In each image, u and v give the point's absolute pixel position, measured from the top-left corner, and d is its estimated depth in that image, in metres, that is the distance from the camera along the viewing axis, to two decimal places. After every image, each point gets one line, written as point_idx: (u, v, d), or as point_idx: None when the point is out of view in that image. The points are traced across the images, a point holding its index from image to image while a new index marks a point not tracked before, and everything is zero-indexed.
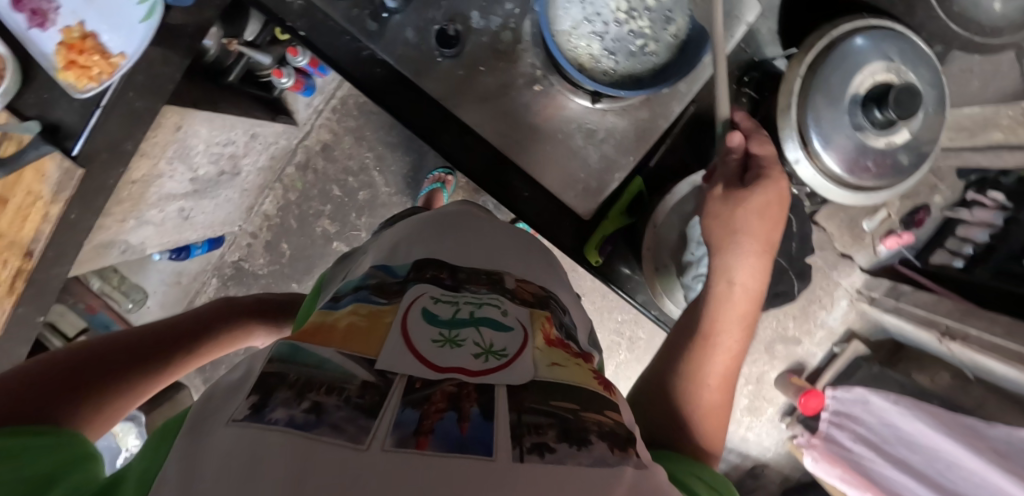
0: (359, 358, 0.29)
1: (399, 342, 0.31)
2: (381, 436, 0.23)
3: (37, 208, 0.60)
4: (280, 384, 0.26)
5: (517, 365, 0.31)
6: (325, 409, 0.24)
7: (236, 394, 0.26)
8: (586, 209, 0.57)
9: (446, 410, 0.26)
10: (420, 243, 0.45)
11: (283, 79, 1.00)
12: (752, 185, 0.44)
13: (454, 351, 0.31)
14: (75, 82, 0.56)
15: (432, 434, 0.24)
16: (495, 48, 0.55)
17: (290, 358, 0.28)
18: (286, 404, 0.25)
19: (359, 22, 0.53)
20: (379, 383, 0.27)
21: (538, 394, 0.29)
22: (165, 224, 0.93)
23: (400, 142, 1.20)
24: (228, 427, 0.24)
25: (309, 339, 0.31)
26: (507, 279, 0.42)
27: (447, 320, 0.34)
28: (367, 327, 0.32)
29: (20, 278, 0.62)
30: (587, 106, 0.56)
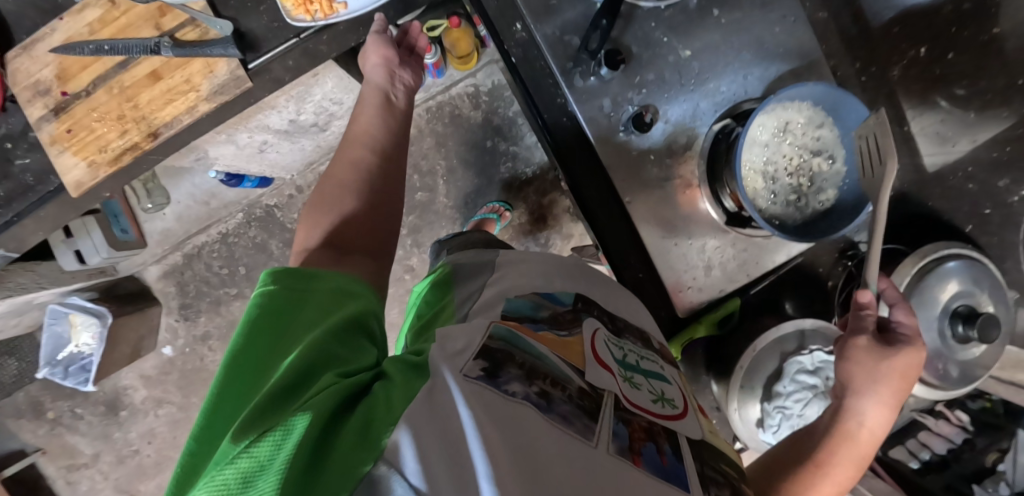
0: (571, 366, 0.31)
1: (600, 366, 0.33)
2: (605, 439, 0.27)
3: (186, 97, 0.60)
4: (509, 361, 0.29)
5: (688, 421, 0.34)
6: (553, 398, 0.28)
7: (461, 345, 0.30)
8: (686, 307, 0.63)
9: (646, 440, 0.28)
10: (572, 275, 0.45)
11: None
12: (897, 347, 0.50)
13: (637, 391, 0.33)
14: (292, 8, 0.58)
15: (643, 457, 0.27)
16: (669, 144, 0.61)
17: (511, 341, 0.30)
18: (518, 380, 0.28)
19: (569, 74, 0.59)
20: (591, 393, 0.30)
21: (710, 456, 0.32)
22: (244, 149, 0.92)
23: (474, 163, 1.24)
24: (465, 380, 0.26)
25: (516, 327, 0.33)
26: (653, 342, 0.44)
27: (624, 362, 0.36)
28: (565, 342, 0.33)
29: (130, 154, 0.60)
30: (716, 219, 0.62)
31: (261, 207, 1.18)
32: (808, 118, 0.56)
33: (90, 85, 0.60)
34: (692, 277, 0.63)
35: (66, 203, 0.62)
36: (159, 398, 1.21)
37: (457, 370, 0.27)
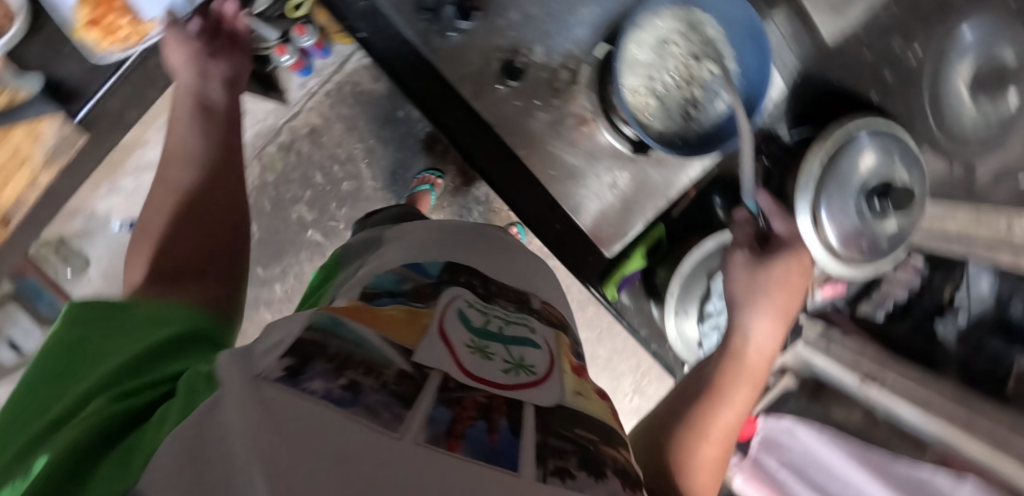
0: (398, 347, 0.32)
1: (438, 342, 0.34)
2: (415, 429, 0.25)
3: None
4: (318, 355, 0.29)
5: (546, 386, 0.36)
6: (362, 390, 0.26)
7: (274, 354, 0.29)
8: (612, 246, 0.61)
9: (476, 418, 0.28)
10: (448, 249, 0.49)
11: (284, 56, 0.98)
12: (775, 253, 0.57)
13: (486, 361, 0.35)
14: None
15: (463, 439, 0.26)
16: (552, 84, 0.57)
17: (329, 330, 0.33)
18: (324, 377, 0.27)
19: (425, 37, 0.53)
20: (415, 374, 0.30)
21: (562, 420, 0.33)
22: (135, 194, 0.86)
23: (393, 138, 1.18)
24: (261, 383, 0.26)
25: (354, 317, 0.35)
26: (532, 302, 0.48)
27: (478, 327, 0.39)
28: (405, 319, 0.36)
29: None
30: (625, 151, 0.59)
31: None
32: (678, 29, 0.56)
33: None
34: (609, 214, 0.61)
35: None
36: None
37: (259, 374, 0.27)
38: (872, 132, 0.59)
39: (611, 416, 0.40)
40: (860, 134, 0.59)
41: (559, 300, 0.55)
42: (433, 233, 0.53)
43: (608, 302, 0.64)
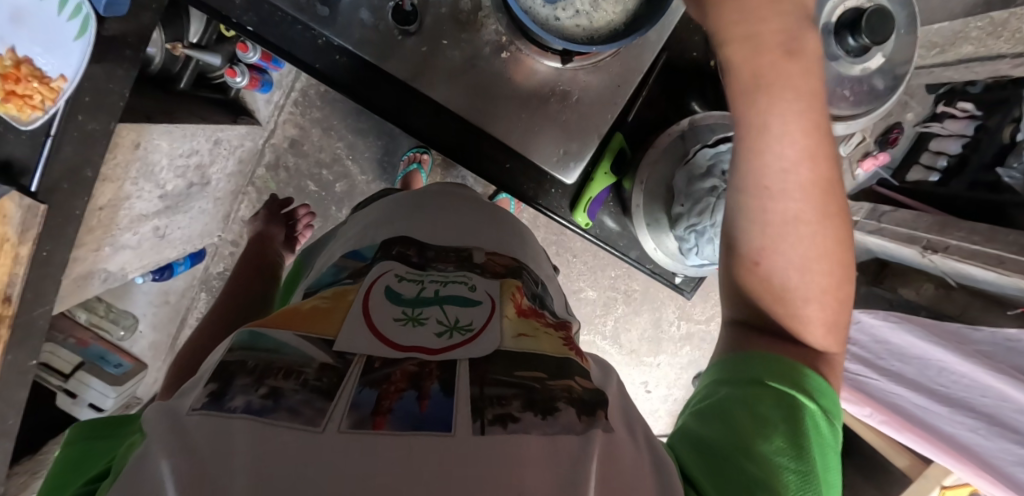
0: (317, 340, 0.32)
1: (352, 322, 0.34)
2: (339, 418, 0.26)
3: (5, 251, 0.58)
4: (239, 371, 0.29)
5: (483, 338, 0.34)
6: (283, 393, 0.27)
7: (198, 389, 0.30)
8: (570, 172, 0.58)
9: (405, 390, 0.28)
10: (383, 227, 0.51)
11: (237, 78, 0.92)
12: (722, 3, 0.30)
13: (416, 329, 0.35)
14: (19, 113, 0.55)
15: (389, 415, 0.26)
16: (456, 18, 0.54)
17: (248, 345, 0.32)
18: (245, 390, 0.27)
19: (310, 9, 0.51)
20: (337, 363, 0.30)
21: (501, 366, 0.32)
22: (142, 245, 0.91)
23: (370, 127, 1.17)
24: (189, 415, 0.27)
25: (271, 323, 0.34)
26: (473, 256, 0.47)
27: (409, 298, 0.38)
28: (324, 309, 0.36)
29: (3, 325, 0.62)
30: (559, 67, 0.55)
31: (215, 277, 1.21)
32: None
33: None
34: (561, 136, 0.57)
35: None
36: None
37: (188, 407, 0.28)
38: None
39: (565, 347, 0.39)
40: None
41: (522, 244, 0.55)
42: (373, 222, 0.53)
43: (584, 229, 0.63)
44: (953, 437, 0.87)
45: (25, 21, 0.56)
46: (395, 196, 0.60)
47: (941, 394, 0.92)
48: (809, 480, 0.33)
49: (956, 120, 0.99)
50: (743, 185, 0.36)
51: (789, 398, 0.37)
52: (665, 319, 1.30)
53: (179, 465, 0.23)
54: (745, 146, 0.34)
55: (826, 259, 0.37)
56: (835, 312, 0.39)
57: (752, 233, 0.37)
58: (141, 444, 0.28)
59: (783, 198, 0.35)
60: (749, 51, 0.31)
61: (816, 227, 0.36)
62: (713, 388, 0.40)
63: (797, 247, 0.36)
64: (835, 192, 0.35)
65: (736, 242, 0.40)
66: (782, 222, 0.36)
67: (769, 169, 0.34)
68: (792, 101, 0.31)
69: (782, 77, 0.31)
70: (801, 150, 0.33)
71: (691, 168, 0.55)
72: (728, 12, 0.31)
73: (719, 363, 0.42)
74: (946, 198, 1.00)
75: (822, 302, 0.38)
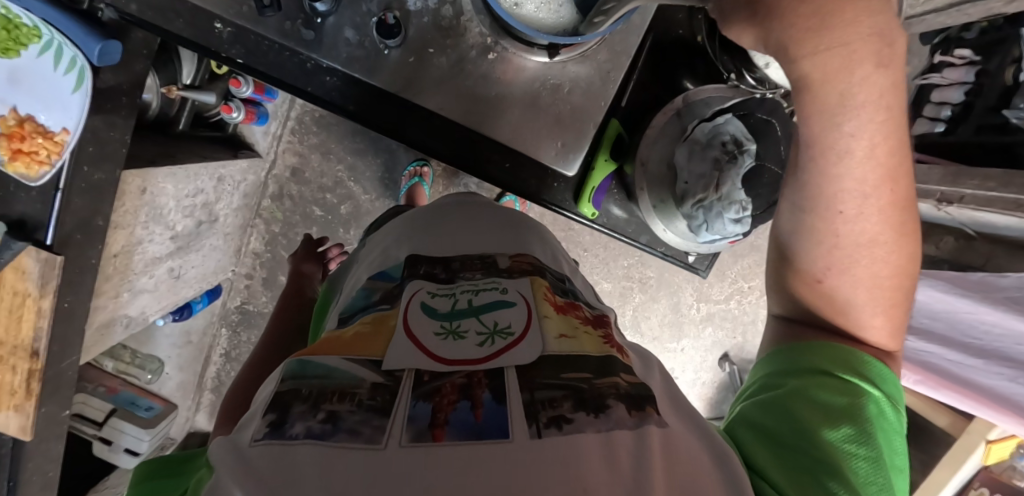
0: (365, 361, 0.32)
1: (392, 336, 0.35)
2: (398, 433, 0.26)
3: (28, 306, 0.60)
4: (295, 399, 0.29)
5: (526, 343, 0.34)
6: (340, 416, 0.27)
7: (256, 421, 0.30)
8: (568, 162, 0.58)
9: (458, 401, 0.28)
10: (409, 240, 0.51)
11: (234, 114, 0.92)
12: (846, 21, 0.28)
13: (457, 340, 0.34)
14: (27, 170, 0.56)
15: (447, 426, 0.26)
16: (439, 25, 0.54)
17: (298, 373, 0.32)
18: (303, 417, 0.28)
19: (295, 34, 0.52)
20: (387, 381, 0.30)
21: (548, 369, 0.32)
22: (158, 288, 0.93)
23: (367, 146, 1.17)
24: (253, 445, 0.27)
25: (316, 352, 0.35)
26: (498, 261, 0.47)
27: (445, 312, 0.38)
28: (369, 329, 0.37)
29: (34, 379, 0.63)
30: (546, 62, 0.55)
31: (234, 311, 1.23)
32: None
33: None
34: (557, 130, 0.57)
35: (35, 444, 0.68)
36: None
37: (250, 438, 0.28)
38: None
39: (605, 344, 0.38)
40: None
41: (542, 244, 0.55)
42: (397, 237, 0.54)
43: (591, 219, 0.64)
44: (990, 388, 0.84)
45: (23, 80, 0.57)
46: (418, 210, 0.60)
47: (975, 348, 0.88)
48: (878, 466, 0.35)
49: (955, 68, 0.96)
50: (811, 208, 0.39)
51: (856, 386, 0.39)
52: (684, 303, 1.29)
53: (246, 488, 0.24)
54: (823, 171, 0.36)
55: (892, 265, 0.40)
56: (898, 316, 0.43)
57: (819, 253, 0.41)
58: (210, 476, 0.28)
59: (858, 221, 0.38)
60: (845, 80, 0.30)
61: (890, 246, 0.39)
62: (778, 379, 0.42)
63: (867, 257, 0.39)
64: (908, 211, 0.38)
65: (798, 253, 0.43)
66: (854, 244, 0.39)
67: (841, 196, 0.37)
68: (882, 132, 0.33)
69: (875, 98, 0.31)
70: (880, 177, 0.35)
71: (692, 143, 0.55)
72: (816, 34, 0.28)
73: (777, 353, 0.45)
74: (957, 145, 0.98)
75: (888, 313, 0.42)
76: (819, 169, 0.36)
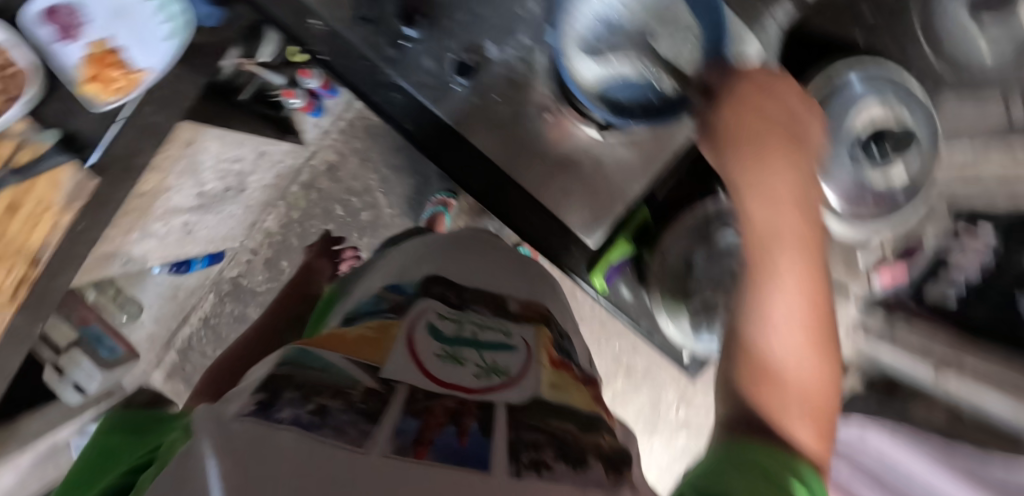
0: (364, 364, 0.32)
1: (395, 348, 0.35)
2: (383, 442, 0.24)
3: (47, 218, 0.60)
4: (287, 386, 0.28)
5: (520, 385, 0.34)
6: (330, 411, 0.25)
7: (242, 399, 0.28)
8: (597, 236, 0.59)
9: (445, 424, 0.27)
10: (425, 262, 0.52)
11: (294, 100, 1.00)
12: (763, 109, 0.40)
13: (455, 368, 0.34)
14: (98, 94, 0.58)
15: (431, 445, 0.24)
16: (512, 78, 0.58)
17: (298, 361, 0.32)
18: (293, 404, 0.26)
19: (378, 49, 0.56)
20: (381, 390, 0.29)
21: (536, 413, 0.31)
22: (167, 237, 0.94)
23: (405, 165, 1.22)
24: (236, 420, 0.24)
25: (321, 346, 0.35)
26: (510, 304, 0.48)
27: (450, 337, 0.39)
28: (375, 336, 0.37)
29: (23, 285, 0.63)
30: (597, 137, 0.58)
31: (227, 280, 1.23)
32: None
33: None
34: (591, 200, 0.59)
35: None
36: None
37: (233, 412, 0.25)
38: (863, 76, 0.57)
39: (594, 402, 0.38)
40: (848, 81, 0.57)
41: (548, 292, 0.56)
42: (417, 255, 0.55)
43: (599, 293, 0.65)
44: None
45: (125, 20, 0.62)
46: (440, 234, 0.62)
47: None
48: None
49: None
50: (752, 277, 0.41)
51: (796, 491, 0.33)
52: (664, 402, 1.27)
53: (222, 462, 0.20)
54: (753, 241, 0.40)
55: (817, 350, 0.40)
56: (824, 412, 0.40)
57: (752, 324, 0.40)
58: (184, 446, 0.26)
59: (783, 292, 0.39)
60: (763, 164, 0.39)
61: (813, 330, 0.39)
62: (721, 470, 0.34)
63: (790, 334, 0.39)
64: (824, 301, 0.40)
65: (731, 332, 0.42)
66: (783, 314, 0.39)
67: (770, 261, 0.39)
68: (794, 208, 0.39)
69: (789, 184, 0.39)
70: (803, 250, 0.39)
71: (710, 247, 0.60)
72: (743, 115, 0.40)
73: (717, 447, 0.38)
74: None
75: (813, 405, 0.39)
76: (752, 239, 0.41)
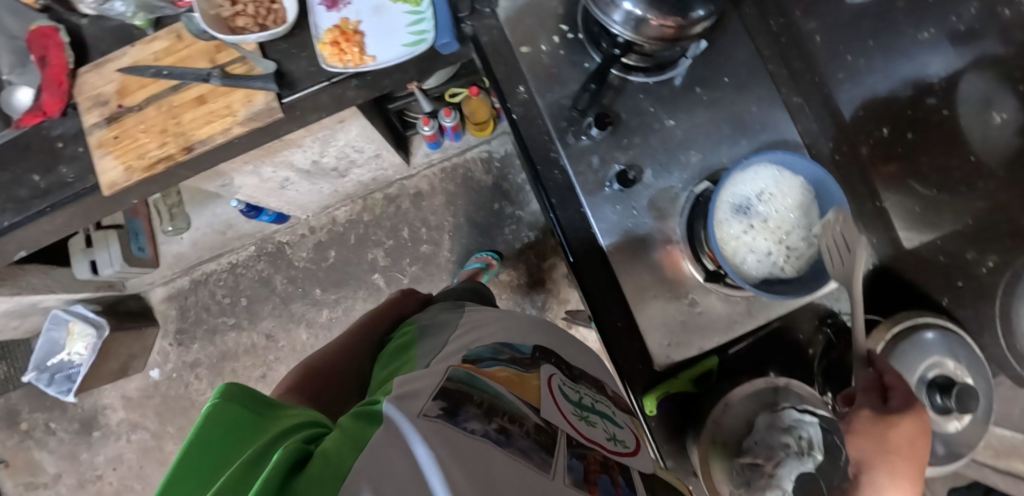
0: (526, 403, 0.43)
1: (546, 398, 0.45)
2: (561, 473, 0.37)
3: (224, 120, 0.66)
4: (470, 401, 0.40)
5: (637, 459, 0.48)
6: (513, 434, 0.38)
7: (424, 399, 0.39)
8: (665, 359, 0.64)
9: (600, 472, 0.40)
10: (531, 333, 0.59)
11: (426, 127, 1.11)
12: (899, 414, 0.50)
13: (587, 426, 0.46)
14: (328, 56, 0.65)
15: (595, 486, 0.38)
16: (655, 202, 0.66)
17: (468, 383, 0.42)
18: (479, 419, 0.38)
19: (563, 132, 0.66)
20: (546, 427, 0.41)
21: (650, 481, 0.47)
22: (266, 183, 1.01)
23: (482, 223, 1.28)
24: (421, 418, 0.35)
25: (479, 373, 0.44)
26: (608, 390, 0.59)
27: (573, 401, 0.49)
28: (519, 379, 0.46)
29: (166, 162, 0.66)
30: (698, 279, 0.64)
31: (274, 243, 1.27)
32: (772, 176, 0.61)
33: (142, 102, 0.67)
34: (672, 329, 0.64)
35: (93, 205, 0.69)
36: (135, 422, 1.26)
37: (417, 410, 0.36)
38: (934, 329, 0.60)
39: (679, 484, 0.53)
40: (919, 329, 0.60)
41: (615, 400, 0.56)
42: (520, 323, 0.61)
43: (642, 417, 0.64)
44: None
45: (380, 15, 0.68)
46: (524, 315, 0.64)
47: None
48: None
49: None
50: None
51: None
52: None
53: (434, 446, 0.32)
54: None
55: None
56: None
57: None
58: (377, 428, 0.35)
59: None
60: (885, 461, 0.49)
61: None
62: None
63: None
64: None
65: None
66: None
67: None
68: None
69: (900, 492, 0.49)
70: None
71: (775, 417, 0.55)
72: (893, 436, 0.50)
73: None
74: None
75: None
76: None
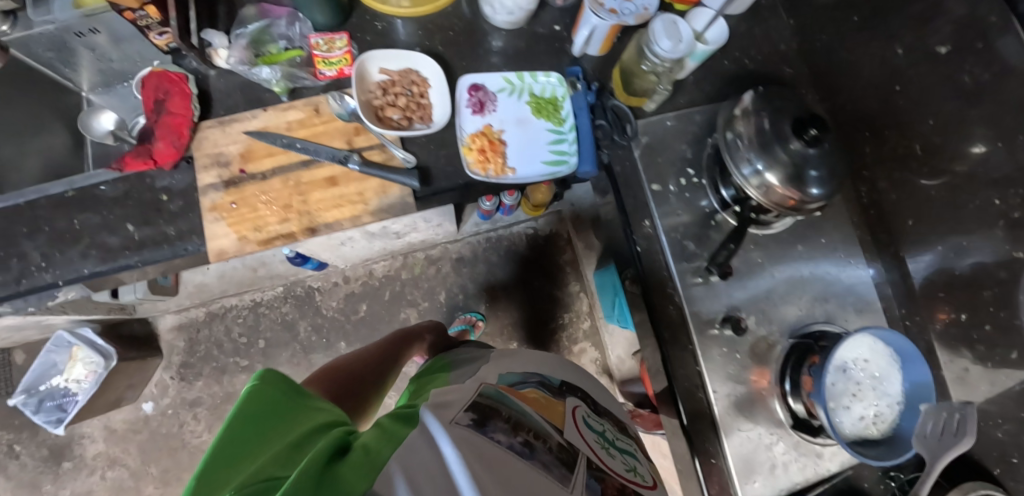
0: (551, 423, 0.40)
1: (573, 428, 0.42)
2: (574, 484, 0.35)
3: (354, 207, 0.65)
4: (498, 416, 0.38)
5: None
6: (536, 448, 0.37)
7: (457, 408, 0.39)
8: None
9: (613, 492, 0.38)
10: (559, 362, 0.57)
11: (489, 203, 1.07)
12: None
13: (607, 455, 0.43)
14: (472, 161, 0.66)
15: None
16: (755, 349, 0.67)
17: (497, 399, 0.41)
18: (503, 432, 0.37)
19: (682, 271, 0.68)
20: (566, 448, 0.38)
21: None
22: (329, 240, 0.97)
23: (521, 298, 1.28)
24: (454, 425, 0.36)
25: (510, 393, 0.43)
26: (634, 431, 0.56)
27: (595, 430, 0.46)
28: (545, 402, 0.44)
29: (283, 240, 0.64)
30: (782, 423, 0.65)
31: (303, 286, 1.22)
32: (869, 346, 0.63)
33: (267, 170, 0.65)
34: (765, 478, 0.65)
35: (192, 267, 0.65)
36: (114, 457, 1.14)
37: (450, 418, 0.36)
38: None
39: None
40: None
41: None
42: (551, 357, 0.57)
43: None
44: None
45: (522, 126, 0.70)
46: None
47: None
48: None
49: None
50: None
51: None
52: None
53: (464, 449, 0.33)
54: None
55: None
56: None
57: None
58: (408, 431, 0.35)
59: None
60: None
61: None
62: None
63: None
64: None
65: None
66: None
67: None
68: None
69: None
70: None
71: None
72: None
73: None
74: None
75: None
76: None
